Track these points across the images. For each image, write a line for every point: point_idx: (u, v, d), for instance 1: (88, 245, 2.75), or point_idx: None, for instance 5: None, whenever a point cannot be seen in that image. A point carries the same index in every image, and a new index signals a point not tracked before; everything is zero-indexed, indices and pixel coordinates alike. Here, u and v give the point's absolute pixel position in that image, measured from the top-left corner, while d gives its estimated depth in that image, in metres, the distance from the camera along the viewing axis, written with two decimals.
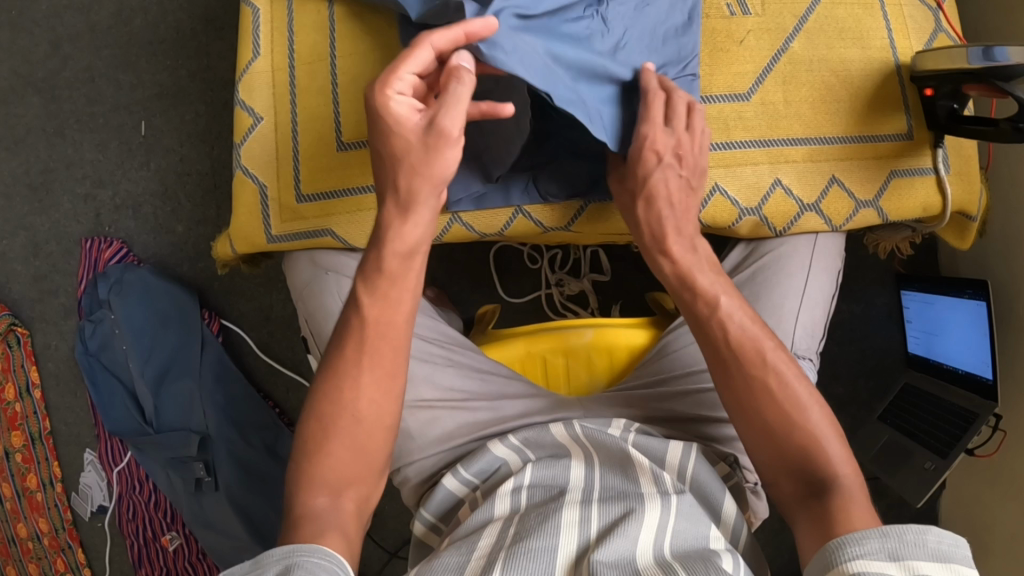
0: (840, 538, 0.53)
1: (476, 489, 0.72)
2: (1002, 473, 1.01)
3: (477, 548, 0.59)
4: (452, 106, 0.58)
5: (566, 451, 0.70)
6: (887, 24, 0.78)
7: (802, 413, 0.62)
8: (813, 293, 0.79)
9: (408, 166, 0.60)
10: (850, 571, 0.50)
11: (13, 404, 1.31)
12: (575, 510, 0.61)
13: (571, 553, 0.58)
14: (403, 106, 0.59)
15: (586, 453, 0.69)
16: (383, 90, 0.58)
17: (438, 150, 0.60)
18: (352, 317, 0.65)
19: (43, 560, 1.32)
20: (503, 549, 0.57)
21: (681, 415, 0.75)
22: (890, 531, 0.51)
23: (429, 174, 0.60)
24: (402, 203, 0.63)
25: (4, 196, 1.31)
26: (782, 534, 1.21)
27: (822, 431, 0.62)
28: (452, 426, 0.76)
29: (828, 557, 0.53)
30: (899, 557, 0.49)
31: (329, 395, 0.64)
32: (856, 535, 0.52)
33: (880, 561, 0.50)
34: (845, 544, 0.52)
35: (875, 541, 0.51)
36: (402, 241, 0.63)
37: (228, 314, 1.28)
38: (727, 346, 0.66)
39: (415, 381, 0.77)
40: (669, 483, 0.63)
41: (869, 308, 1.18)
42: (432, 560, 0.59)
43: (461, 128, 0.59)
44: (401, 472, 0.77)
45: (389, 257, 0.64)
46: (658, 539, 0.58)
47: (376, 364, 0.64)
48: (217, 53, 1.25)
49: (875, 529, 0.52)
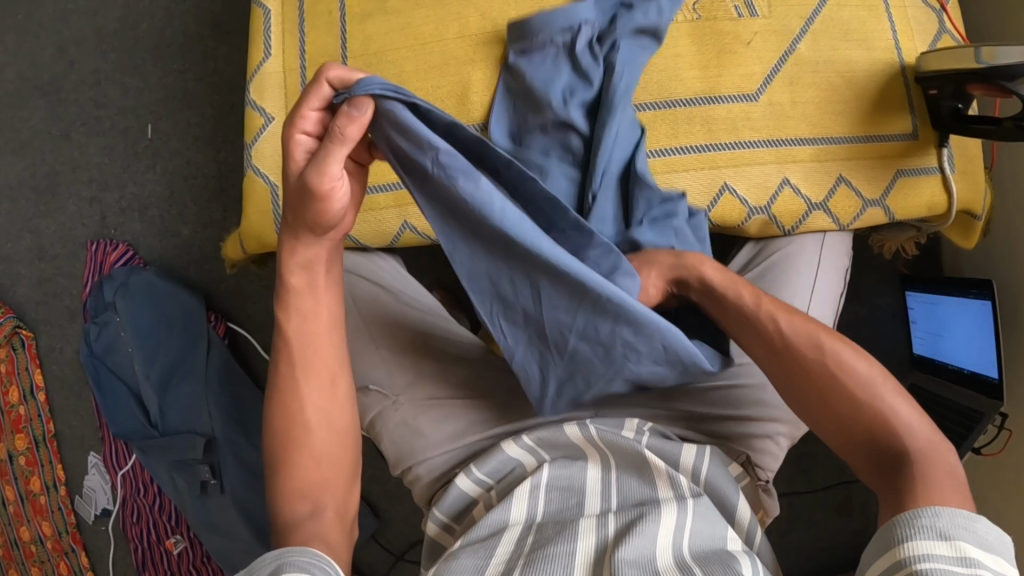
0: (895, 518, 0.52)
1: (490, 489, 0.72)
2: (1010, 474, 1.01)
3: (496, 554, 0.59)
4: (324, 153, 0.55)
5: (582, 454, 0.70)
6: (892, 25, 0.79)
7: (869, 395, 0.60)
8: (822, 290, 0.78)
9: (291, 205, 0.59)
10: (902, 552, 0.49)
11: (17, 406, 1.29)
12: (592, 518, 0.62)
13: (589, 555, 0.58)
14: (302, 143, 0.57)
15: (602, 456, 0.69)
16: (294, 123, 0.56)
17: (309, 200, 0.56)
18: (295, 324, 0.65)
19: (45, 564, 1.31)
20: (522, 557, 0.58)
21: (694, 413, 0.75)
22: (942, 512, 0.51)
23: (307, 218, 0.58)
24: (292, 234, 0.61)
25: (10, 199, 1.31)
26: (789, 535, 1.21)
27: (889, 398, 0.60)
28: (463, 423, 0.77)
29: (881, 541, 0.52)
30: (949, 537, 0.49)
31: (307, 364, 0.65)
32: (907, 514, 0.52)
33: (931, 539, 0.49)
34: (898, 524, 0.52)
35: (926, 519, 0.51)
36: (298, 255, 0.62)
37: (234, 317, 1.28)
38: (802, 352, 0.63)
39: (427, 379, 0.78)
40: (686, 487, 0.64)
41: (873, 309, 1.18)
42: (450, 558, 0.60)
43: (331, 181, 0.55)
44: (412, 471, 0.77)
45: (291, 271, 0.63)
46: (675, 536, 0.58)
47: (310, 374, 0.65)
48: (223, 56, 1.26)
49: (925, 509, 0.52)
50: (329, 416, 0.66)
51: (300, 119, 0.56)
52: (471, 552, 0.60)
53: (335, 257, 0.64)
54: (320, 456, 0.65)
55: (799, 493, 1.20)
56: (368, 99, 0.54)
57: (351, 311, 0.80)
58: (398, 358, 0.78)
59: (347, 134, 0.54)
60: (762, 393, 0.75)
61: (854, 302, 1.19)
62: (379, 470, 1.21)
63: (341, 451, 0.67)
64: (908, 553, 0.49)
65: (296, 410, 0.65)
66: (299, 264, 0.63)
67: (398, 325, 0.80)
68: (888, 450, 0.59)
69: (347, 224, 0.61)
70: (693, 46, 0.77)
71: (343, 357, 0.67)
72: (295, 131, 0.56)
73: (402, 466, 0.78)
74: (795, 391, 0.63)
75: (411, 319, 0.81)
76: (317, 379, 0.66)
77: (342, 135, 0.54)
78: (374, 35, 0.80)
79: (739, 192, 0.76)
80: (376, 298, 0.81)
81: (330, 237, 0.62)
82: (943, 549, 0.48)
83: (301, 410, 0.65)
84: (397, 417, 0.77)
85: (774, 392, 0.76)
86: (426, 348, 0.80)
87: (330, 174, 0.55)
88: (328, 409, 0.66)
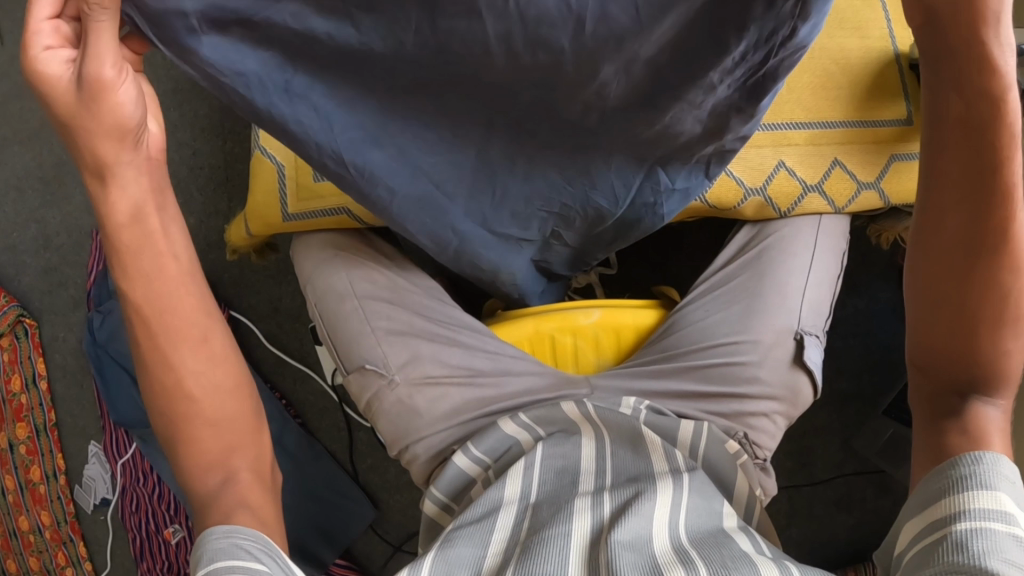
0: (940, 469, 0.54)
1: (488, 468, 0.72)
2: None
3: (492, 542, 0.59)
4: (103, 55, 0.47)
5: (576, 429, 0.71)
6: (886, 15, 0.82)
7: (1007, 329, 0.56)
8: (817, 270, 0.78)
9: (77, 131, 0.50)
10: (946, 507, 0.52)
11: (18, 395, 1.31)
12: (587, 498, 0.62)
13: (586, 536, 0.58)
14: (57, 63, 0.48)
15: (596, 430, 0.70)
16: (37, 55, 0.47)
17: (101, 100, 0.49)
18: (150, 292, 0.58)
19: (43, 554, 1.30)
20: (519, 546, 0.58)
21: (689, 391, 0.75)
22: (984, 458, 0.53)
23: (110, 129, 0.51)
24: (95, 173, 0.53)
25: (16, 188, 1.34)
26: (789, 530, 1.21)
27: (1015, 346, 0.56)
28: (460, 402, 0.78)
29: (932, 491, 0.54)
30: (991, 487, 0.51)
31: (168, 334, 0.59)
32: (953, 460, 0.54)
33: (977, 492, 0.51)
34: (944, 475, 0.54)
35: (966, 467, 0.53)
36: (116, 210, 0.55)
37: (238, 305, 1.24)
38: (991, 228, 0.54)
39: (420, 360, 0.78)
40: (681, 461, 0.66)
41: (873, 303, 1.20)
42: (446, 545, 0.59)
43: (117, 68, 0.48)
44: (409, 451, 0.78)
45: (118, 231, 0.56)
46: (672, 515, 0.59)
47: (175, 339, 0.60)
48: None
49: (965, 455, 0.54)
50: (209, 377, 0.62)
51: (29, 34, 0.47)
52: (467, 537, 0.60)
53: (161, 187, 0.57)
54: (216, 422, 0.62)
55: (800, 487, 1.21)
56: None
57: (347, 294, 0.81)
58: (392, 339, 0.79)
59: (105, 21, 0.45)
60: (758, 370, 0.75)
61: (853, 296, 1.20)
62: (380, 459, 1.21)
63: (236, 409, 0.63)
64: (953, 509, 0.51)
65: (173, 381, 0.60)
66: (130, 219, 0.55)
67: (392, 308, 0.80)
68: (977, 378, 0.57)
69: (154, 132, 0.55)
70: None
71: (208, 309, 0.62)
72: (32, 54, 0.47)
73: (399, 446, 0.79)
74: (946, 259, 0.57)
75: (407, 301, 0.81)
76: (188, 341, 0.60)
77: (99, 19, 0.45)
78: None
79: (735, 174, 0.77)
80: (372, 282, 0.81)
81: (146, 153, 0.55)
82: (984, 500, 0.50)
83: (178, 377, 0.60)
84: (393, 398, 0.78)
85: (770, 367, 0.75)
86: (416, 327, 0.80)
87: (106, 77, 0.48)
88: (208, 373, 0.62)
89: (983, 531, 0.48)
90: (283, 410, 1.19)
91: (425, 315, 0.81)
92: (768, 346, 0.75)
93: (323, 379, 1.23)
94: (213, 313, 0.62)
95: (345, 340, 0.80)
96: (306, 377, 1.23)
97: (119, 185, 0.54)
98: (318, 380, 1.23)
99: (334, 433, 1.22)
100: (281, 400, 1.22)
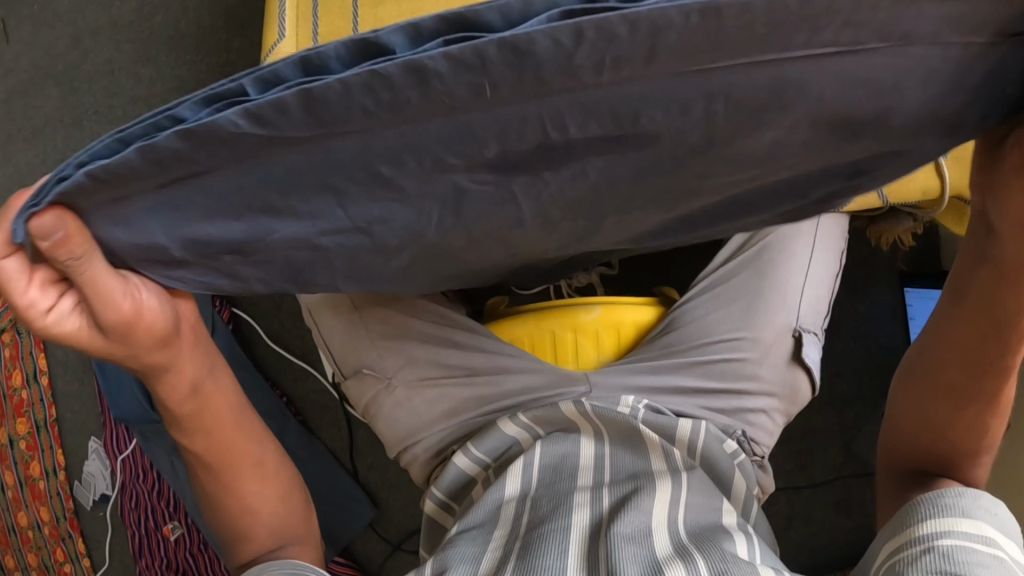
0: (917, 500, 0.61)
1: (488, 468, 0.73)
2: (1005, 467, 1.03)
3: (493, 538, 0.60)
4: (102, 299, 0.49)
5: (576, 428, 0.71)
6: None
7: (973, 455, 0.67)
8: (817, 270, 0.78)
9: (116, 357, 0.56)
10: (923, 528, 0.58)
11: (19, 390, 1.32)
12: (587, 493, 0.63)
13: (585, 530, 0.59)
14: (65, 319, 0.50)
15: (596, 431, 0.70)
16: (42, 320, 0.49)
17: (129, 329, 0.52)
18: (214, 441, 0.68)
19: (42, 550, 1.31)
20: (520, 538, 0.59)
21: (687, 389, 0.76)
22: (964, 493, 0.59)
23: (144, 344, 0.55)
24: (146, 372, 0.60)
25: (21, 185, 1.36)
26: (787, 531, 1.21)
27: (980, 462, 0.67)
28: (458, 403, 0.79)
29: (903, 517, 0.61)
30: (968, 514, 0.57)
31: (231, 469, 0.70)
32: (932, 495, 0.60)
33: (954, 517, 0.57)
34: (921, 505, 0.60)
35: (949, 498, 0.59)
36: (174, 387, 0.62)
37: (239, 302, 1.23)
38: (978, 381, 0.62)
39: (418, 363, 0.79)
40: (680, 460, 0.66)
41: (872, 305, 1.20)
42: (449, 546, 0.61)
43: (128, 298, 0.50)
44: (408, 452, 0.80)
45: (180, 402, 0.64)
46: (672, 511, 0.60)
47: (239, 474, 0.71)
48: (236, 48, 1.29)
49: (947, 489, 0.60)
50: (266, 492, 0.72)
51: (28, 308, 0.48)
52: (469, 539, 0.61)
53: (205, 355, 0.64)
54: (274, 526, 0.73)
55: (798, 487, 1.21)
56: (47, 216, 0.41)
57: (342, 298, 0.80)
58: (390, 343, 0.79)
59: (87, 270, 0.46)
60: (757, 368, 0.76)
61: (853, 298, 1.20)
62: (381, 458, 1.21)
63: (289, 519, 0.74)
64: (927, 531, 0.57)
65: (237, 504, 0.71)
66: (185, 391, 0.64)
67: (387, 313, 0.80)
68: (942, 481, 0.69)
69: (184, 304, 0.58)
70: None
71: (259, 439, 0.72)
72: (41, 322, 0.49)
73: (399, 447, 0.81)
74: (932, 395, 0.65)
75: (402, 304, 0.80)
76: (246, 469, 0.71)
77: (76, 258, 0.44)
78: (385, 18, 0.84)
79: None
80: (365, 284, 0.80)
81: (183, 336, 0.59)
82: (962, 525, 0.57)
83: (241, 501, 0.71)
84: (391, 402, 0.79)
85: (769, 366, 0.76)
86: (413, 331, 0.80)
87: (123, 309, 0.50)
88: (266, 491, 0.72)
89: (960, 548, 0.55)
90: (284, 408, 1.20)
91: (420, 317, 0.80)
92: (768, 345, 0.76)
93: (323, 377, 1.23)
94: (262, 440, 0.73)
95: (341, 344, 0.80)
96: (307, 374, 1.23)
97: (175, 367, 0.61)
98: (318, 377, 1.23)
99: (334, 431, 1.23)
100: (282, 398, 1.22)
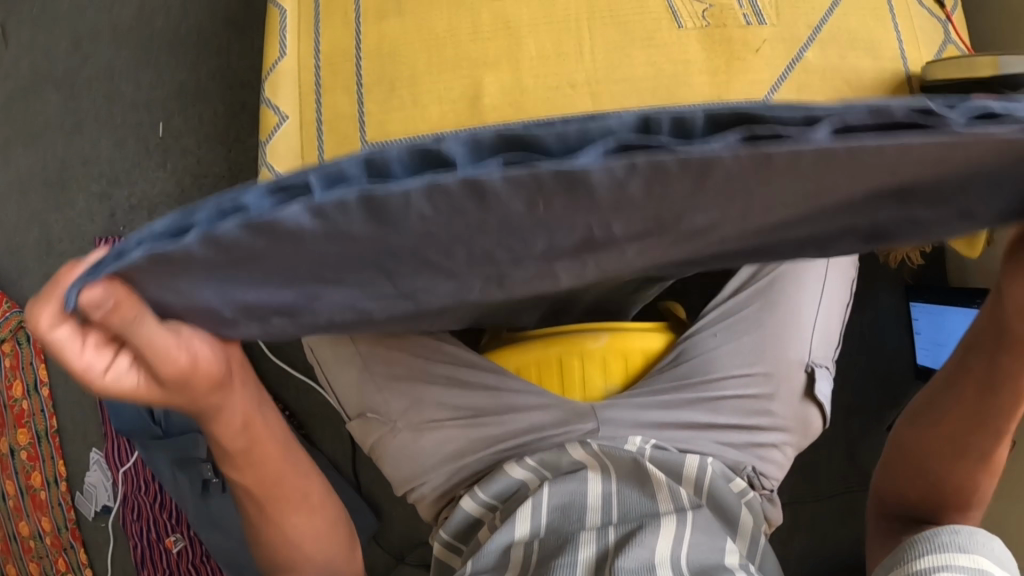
0: (914, 537, 0.60)
1: (495, 510, 0.75)
2: (1010, 487, 1.02)
3: None
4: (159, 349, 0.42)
5: (582, 467, 0.72)
6: (898, 35, 0.82)
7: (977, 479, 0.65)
8: (828, 302, 0.77)
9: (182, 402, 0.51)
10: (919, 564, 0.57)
11: (19, 401, 1.31)
12: (593, 529, 0.67)
13: (590, 560, 0.64)
14: (122, 374, 0.43)
15: (604, 469, 0.71)
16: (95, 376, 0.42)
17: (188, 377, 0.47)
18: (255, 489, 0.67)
19: (44, 559, 1.31)
20: None
21: (696, 424, 0.76)
22: (962, 530, 0.58)
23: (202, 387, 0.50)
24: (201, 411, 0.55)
25: (21, 191, 1.34)
26: (791, 546, 1.20)
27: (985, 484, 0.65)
28: (465, 443, 0.80)
29: (900, 554, 0.60)
30: (967, 550, 0.56)
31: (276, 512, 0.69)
32: (928, 534, 0.59)
33: (951, 552, 0.57)
34: (918, 542, 0.59)
35: (945, 535, 0.58)
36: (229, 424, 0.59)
37: None
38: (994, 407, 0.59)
39: (423, 404, 0.81)
40: (685, 499, 0.68)
41: (880, 319, 1.19)
42: None
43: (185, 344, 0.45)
44: (418, 490, 0.83)
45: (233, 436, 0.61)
46: (672, 548, 0.63)
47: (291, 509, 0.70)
48: (237, 54, 1.27)
49: (943, 527, 0.59)
50: (312, 528, 0.72)
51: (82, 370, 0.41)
52: None
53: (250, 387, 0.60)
54: (319, 563, 0.74)
55: (802, 502, 1.20)
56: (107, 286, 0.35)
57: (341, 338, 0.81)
58: (395, 385, 0.81)
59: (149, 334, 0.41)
60: (769, 403, 0.76)
61: (860, 312, 1.19)
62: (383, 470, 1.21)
63: (336, 549, 0.75)
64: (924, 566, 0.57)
65: (285, 542, 0.71)
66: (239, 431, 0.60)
67: (389, 353, 0.81)
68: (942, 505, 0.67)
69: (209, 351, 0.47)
70: (704, 52, 0.79)
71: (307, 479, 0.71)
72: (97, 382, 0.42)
73: (409, 484, 0.84)
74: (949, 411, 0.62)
75: (404, 342, 0.81)
76: (295, 510, 0.70)
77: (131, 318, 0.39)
78: (391, 34, 0.81)
79: None
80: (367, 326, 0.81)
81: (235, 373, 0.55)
82: (959, 560, 0.56)
83: (288, 539, 0.71)
84: (399, 442, 0.82)
85: (780, 403, 0.76)
86: (418, 370, 0.81)
87: (179, 359, 0.45)
88: (312, 525, 0.72)
89: None
90: (286, 422, 1.18)
91: (427, 358, 0.81)
92: (779, 380, 0.76)
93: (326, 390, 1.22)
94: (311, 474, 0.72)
95: (349, 386, 0.83)
96: (310, 388, 1.22)
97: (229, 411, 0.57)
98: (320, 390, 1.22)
99: (337, 444, 1.22)
100: (284, 413, 1.21)
